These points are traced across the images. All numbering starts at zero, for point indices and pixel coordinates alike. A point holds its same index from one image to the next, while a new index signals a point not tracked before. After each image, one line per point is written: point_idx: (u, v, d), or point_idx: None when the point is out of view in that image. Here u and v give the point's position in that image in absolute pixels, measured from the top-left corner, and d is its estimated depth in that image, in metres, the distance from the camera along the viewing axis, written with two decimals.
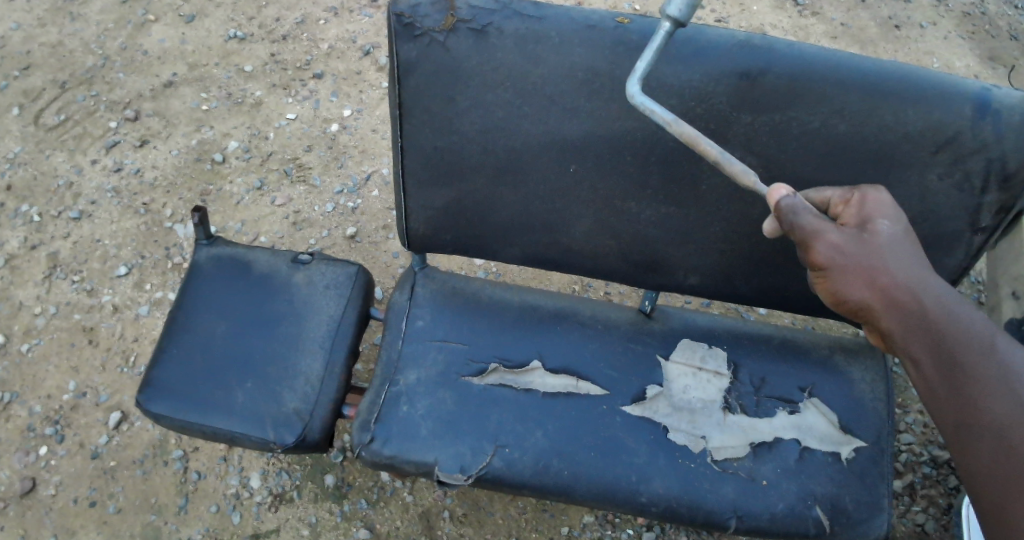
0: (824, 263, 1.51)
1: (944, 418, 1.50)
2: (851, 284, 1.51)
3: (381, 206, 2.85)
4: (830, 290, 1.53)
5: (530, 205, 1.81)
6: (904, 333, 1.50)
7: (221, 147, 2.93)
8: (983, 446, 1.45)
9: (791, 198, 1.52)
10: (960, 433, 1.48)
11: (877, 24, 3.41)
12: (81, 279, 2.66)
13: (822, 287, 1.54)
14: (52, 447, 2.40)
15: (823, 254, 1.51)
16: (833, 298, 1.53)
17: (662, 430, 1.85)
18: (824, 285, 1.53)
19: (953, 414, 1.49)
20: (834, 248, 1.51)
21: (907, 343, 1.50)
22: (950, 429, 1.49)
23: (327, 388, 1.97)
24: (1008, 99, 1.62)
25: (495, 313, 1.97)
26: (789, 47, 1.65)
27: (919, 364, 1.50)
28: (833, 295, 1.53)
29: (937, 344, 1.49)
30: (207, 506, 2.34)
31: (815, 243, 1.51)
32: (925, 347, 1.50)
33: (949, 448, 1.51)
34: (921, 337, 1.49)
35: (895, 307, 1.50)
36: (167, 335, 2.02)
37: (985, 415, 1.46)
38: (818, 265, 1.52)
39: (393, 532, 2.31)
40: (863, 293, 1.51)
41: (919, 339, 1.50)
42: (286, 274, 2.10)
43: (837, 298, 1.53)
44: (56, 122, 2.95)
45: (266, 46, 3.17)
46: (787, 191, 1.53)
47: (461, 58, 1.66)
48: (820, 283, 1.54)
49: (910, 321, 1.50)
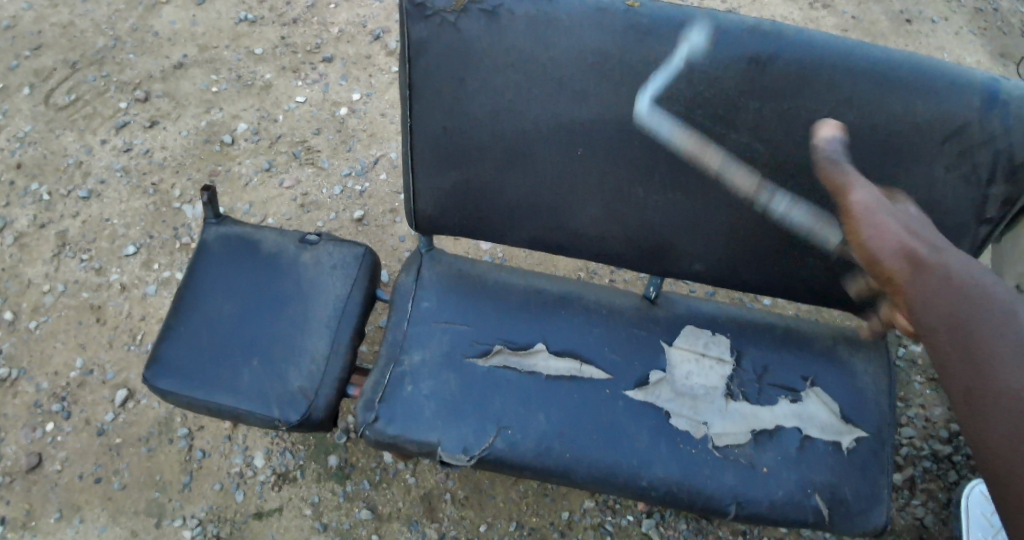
0: (856, 206, 1.56)
1: (957, 387, 1.43)
2: (879, 236, 1.53)
3: (389, 190, 2.86)
4: (858, 239, 1.55)
5: (539, 189, 1.82)
6: (922, 295, 1.48)
7: (230, 129, 2.94)
8: (1003, 418, 1.38)
9: (836, 138, 1.64)
10: (973, 404, 1.41)
11: (889, 18, 3.40)
12: (89, 258, 2.67)
13: (852, 238, 1.56)
14: (58, 423, 2.42)
15: (857, 197, 1.56)
16: (862, 248, 1.54)
17: (664, 415, 1.86)
18: (853, 234, 1.56)
19: (968, 381, 1.42)
20: (870, 195, 1.56)
21: (926, 305, 1.47)
22: (961, 396, 1.42)
23: (333, 367, 1.99)
24: (1016, 90, 1.63)
25: (500, 297, 1.98)
26: (799, 33, 1.65)
27: (937, 332, 1.46)
28: (861, 245, 1.54)
29: (960, 310, 1.45)
30: (211, 483, 2.35)
31: (851, 187, 1.58)
32: (943, 313, 1.46)
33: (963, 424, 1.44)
34: (940, 300, 1.46)
35: (916, 267, 1.50)
36: (174, 313, 2.03)
37: (1009, 390, 1.38)
38: (850, 209, 1.57)
39: (394, 514, 2.33)
40: (890, 247, 1.51)
41: (941, 304, 1.46)
42: (293, 254, 2.11)
43: (865, 250, 1.54)
44: (66, 102, 2.96)
45: (276, 29, 3.18)
46: (834, 129, 1.65)
47: (473, 38, 1.67)
48: (850, 234, 1.56)
49: (933, 282, 1.48)
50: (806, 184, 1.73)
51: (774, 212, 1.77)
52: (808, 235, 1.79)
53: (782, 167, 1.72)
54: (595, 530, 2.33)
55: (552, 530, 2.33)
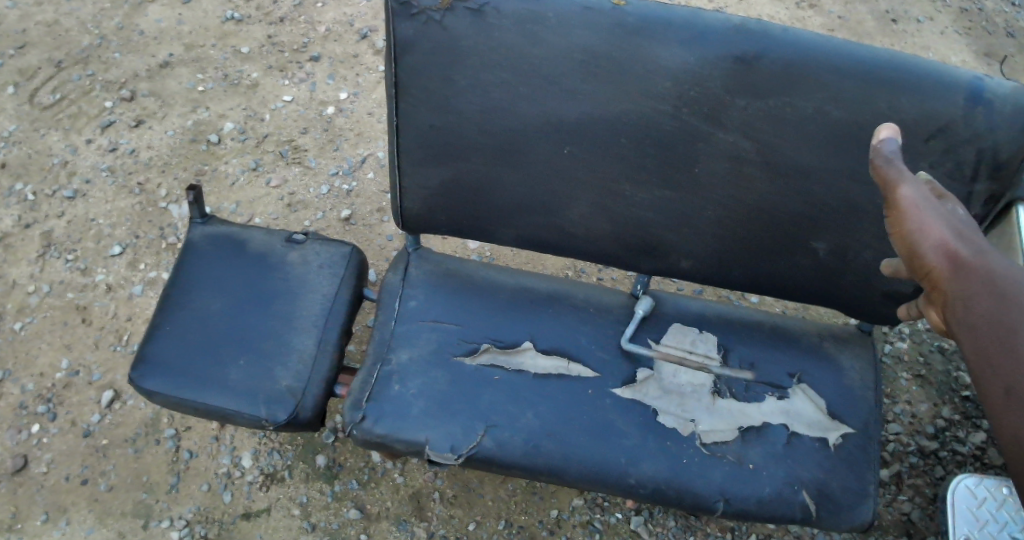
0: (903, 201, 1.46)
1: (993, 387, 1.33)
2: (929, 233, 1.43)
3: (376, 189, 2.85)
4: (901, 233, 1.46)
5: (528, 186, 1.82)
6: (966, 296, 1.38)
7: (216, 128, 2.93)
8: None
9: (894, 140, 1.53)
10: (1010, 403, 1.30)
11: (875, 18, 3.41)
12: (74, 258, 2.66)
13: (895, 230, 1.47)
14: (44, 425, 2.40)
15: (906, 192, 1.46)
16: (903, 242, 1.45)
17: (652, 413, 1.86)
18: (897, 228, 1.46)
19: (1001, 379, 1.32)
20: (919, 191, 1.46)
21: (968, 304, 1.38)
22: (999, 395, 1.32)
23: (320, 366, 1.98)
24: (1001, 89, 1.64)
25: (488, 295, 1.98)
26: (784, 32, 1.65)
27: (967, 331, 1.37)
28: (903, 239, 1.45)
29: (996, 307, 1.35)
30: (198, 484, 2.34)
31: (901, 180, 1.48)
32: (984, 310, 1.36)
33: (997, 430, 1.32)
34: (984, 298, 1.37)
35: (961, 268, 1.40)
36: (161, 313, 2.02)
37: None
38: (897, 203, 1.46)
39: (383, 513, 2.32)
40: (936, 244, 1.42)
41: (980, 301, 1.37)
42: (280, 253, 2.11)
43: (906, 243, 1.45)
44: (51, 101, 2.95)
45: (263, 28, 3.17)
46: (892, 130, 1.54)
47: (459, 36, 1.66)
48: (893, 227, 1.47)
49: (973, 282, 1.38)
50: (792, 182, 1.74)
51: (761, 210, 1.78)
52: (794, 233, 1.79)
53: (769, 165, 1.73)
54: (584, 528, 2.33)
55: (540, 528, 2.33)
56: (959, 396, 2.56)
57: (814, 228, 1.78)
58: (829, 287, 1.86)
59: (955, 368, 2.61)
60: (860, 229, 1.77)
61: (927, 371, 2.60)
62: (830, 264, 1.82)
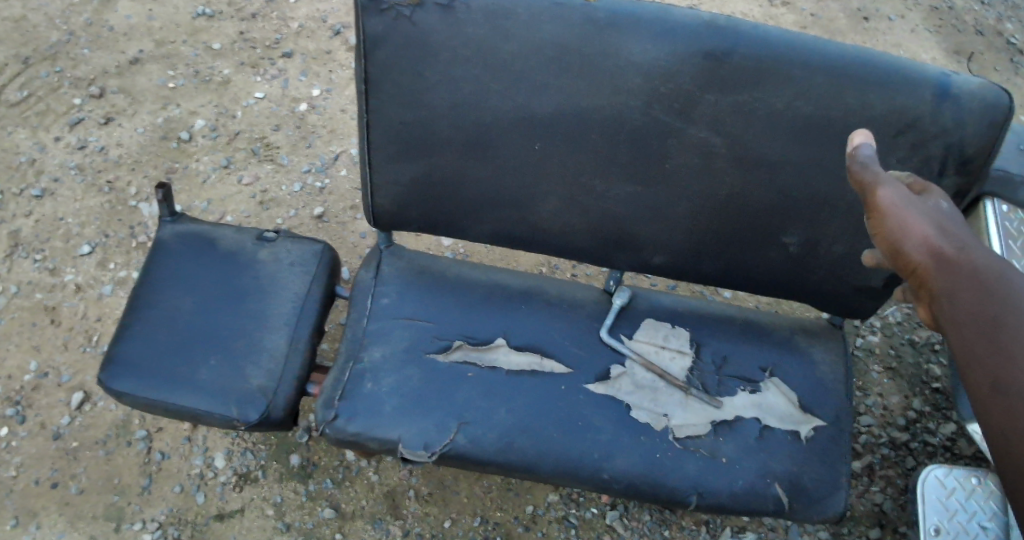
0: (883, 202, 1.46)
1: (977, 379, 1.33)
2: (912, 235, 1.43)
3: (349, 186, 2.83)
4: (882, 233, 1.46)
5: (499, 182, 1.81)
6: (952, 292, 1.38)
7: (187, 125, 2.90)
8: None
9: (869, 144, 1.53)
10: (997, 394, 1.30)
11: (846, 16, 3.44)
12: (43, 258, 2.62)
13: (876, 231, 1.47)
14: (13, 428, 2.36)
15: (885, 193, 1.47)
16: (885, 241, 1.45)
17: (625, 408, 1.86)
18: (879, 229, 1.46)
19: (986, 374, 1.32)
20: (898, 192, 1.47)
21: (952, 301, 1.38)
22: (986, 388, 1.31)
23: (292, 364, 1.96)
24: (968, 85, 1.65)
25: (460, 291, 1.97)
26: (754, 29, 1.65)
27: (953, 327, 1.37)
28: (885, 239, 1.45)
29: (981, 302, 1.36)
30: (171, 486, 2.32)
31: (878, 183, 1.48)
32: (968, 308, 1.36)
33: (985, 421, 1.32)
34: (968, 296, 1.37)
35: (946, 266, 1.40)
36: (130, 313, 2.00)
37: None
38: (878, 205, 1.47)
39: (358, 512, 2.31)
40: (920, 246, 1.42)
41: (965, 297, 1.37)
42: (250, 251, 2.09)
43: (888, 244, 1.45)
44: (18, 98, 2.90)
45: (234, 24, 3.14)
46: (866, 136, 1.55)
47: (429, 32, 1.65)
48: (874, 229, 1.47)
49: (958, 280, 1.38)
50: (762, 178, 1.75)
51: (732, 204, 1.78)
52: (766, 226, 1.80)
53: (739, 158, 1.73)
54: (560, 524, 2.33)
55: (516, 524, 2.32)
56: (930, 388, 2.58)
57: (783, 222, 1.79)
58: (798, 279, 1.87)
59: (926, 361, 2.63)
60: (831, 223, 1.78)
61: (898, 364, 2.62)
62: (801, 257, 1.83)
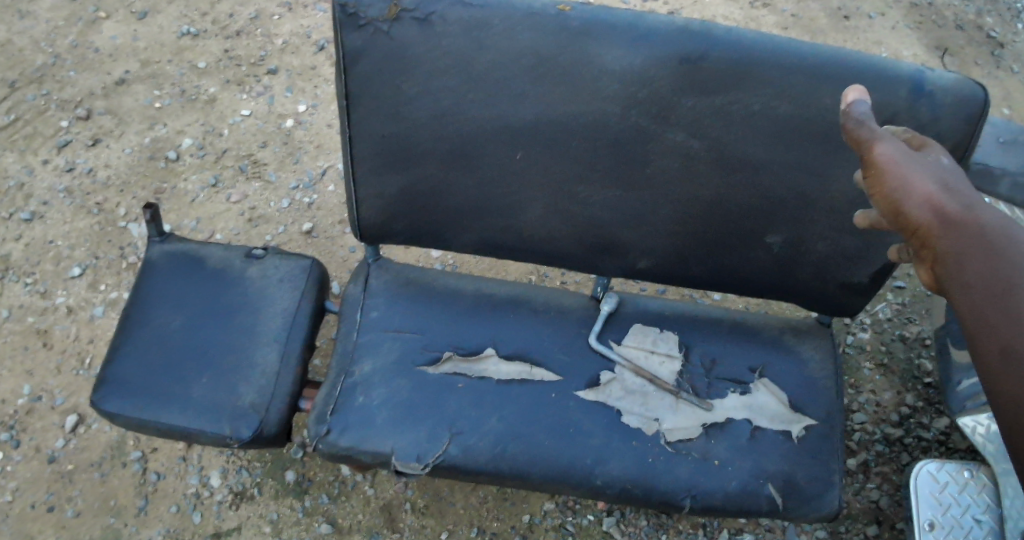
0: (881, 159, 1.43)
1: (988, 347, 1.32)
2: (914, 194, 1.39)
3: (337, 201, 2.84)
4: (882, 192, 1.42)
5: (482, 192, 1.82)
6: (959, 253, 1.36)
7: (174, 144, 2.90)
8: None
9: (863, 99, 1.47)
10: (1008, 362, 1.30)
11: (827, 15, 3.46)
12: (34, 282, 2.62)
13: (874, 191, 1.43)
14: (8, 453, 2.36)
15: (884, 150, 1.43)
16: (885, 201, 1.42)
17: (616, 414, 1.87)
18: (878, 187, 1.43)
19: (996, 340, 1.31)
20: (896, 149, 1.43)
21: (961, 263, 1.35)
22: (995, 355, 1.31)
23: (283, 380, 1.97)
24: (943, 81, 1.66)
25: (449, 302, 1.98)
26: (728, 32, 1.67)
27: (964, 290, 1.35)
28: (885, 199, 1.42)
29: (988, 263, 1.34)
30: (167, 506, 2.32)
31: (876, 139, 1.44)
32: (977, 271, 1.35)
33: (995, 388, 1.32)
34: (975, 256, 1.35)
35: (951, 226, 1.37)
36: (121, 333, 2.00)
37: None
38: (877, 161, 1.43)
39: (355, 526, 2.31)
40: (921, 206, 1.39)
41: (972, 258, 1.35)
42: (239, 269, 2.09)
43: (889, 203, 1.42)
44: (5, 122, 2.91)
45: (219, 42, 3.14)
46: (860, 92, 1.48)
47: (407, 46, 1.66)
48: (873, 187, 1.43)
49: (965, 241, 1.36)
50: (742, 181, 1.76)
51: (714, 209, 1.79)
52: (748, 230, 1.81)
53: (718, 162, 1.74)
54: (557, 531, 2.33)
55: (513, 533, 2.33)
56: (922, 383, 2.59)
57: (767, 224, 1.80)
58: (783, 280, 1.88)
59: (918, 356, 2.64)
60: (813, 224, 1.79)
61: (890, 359, 2.63)
62: (786, 257, 1.84)
